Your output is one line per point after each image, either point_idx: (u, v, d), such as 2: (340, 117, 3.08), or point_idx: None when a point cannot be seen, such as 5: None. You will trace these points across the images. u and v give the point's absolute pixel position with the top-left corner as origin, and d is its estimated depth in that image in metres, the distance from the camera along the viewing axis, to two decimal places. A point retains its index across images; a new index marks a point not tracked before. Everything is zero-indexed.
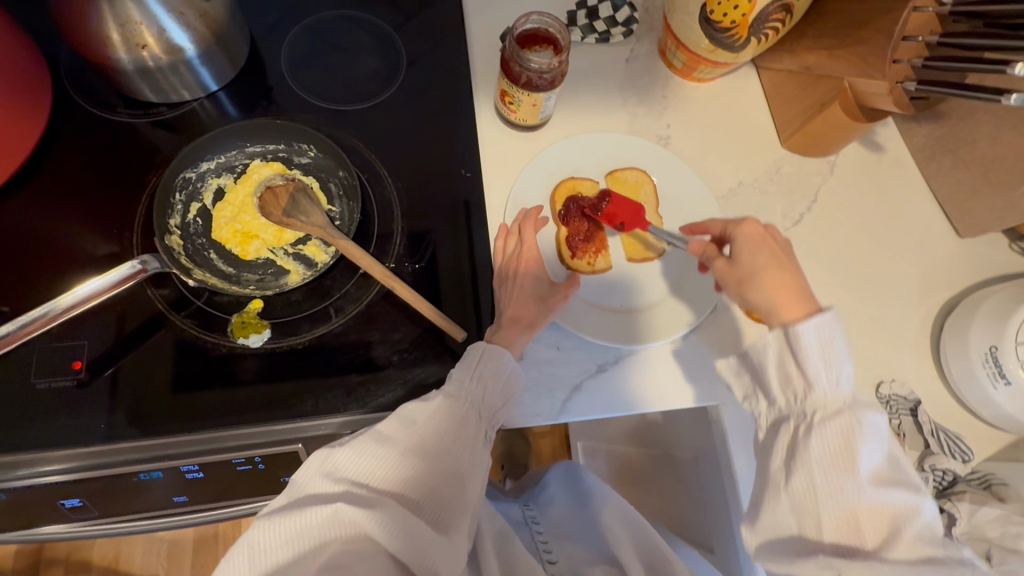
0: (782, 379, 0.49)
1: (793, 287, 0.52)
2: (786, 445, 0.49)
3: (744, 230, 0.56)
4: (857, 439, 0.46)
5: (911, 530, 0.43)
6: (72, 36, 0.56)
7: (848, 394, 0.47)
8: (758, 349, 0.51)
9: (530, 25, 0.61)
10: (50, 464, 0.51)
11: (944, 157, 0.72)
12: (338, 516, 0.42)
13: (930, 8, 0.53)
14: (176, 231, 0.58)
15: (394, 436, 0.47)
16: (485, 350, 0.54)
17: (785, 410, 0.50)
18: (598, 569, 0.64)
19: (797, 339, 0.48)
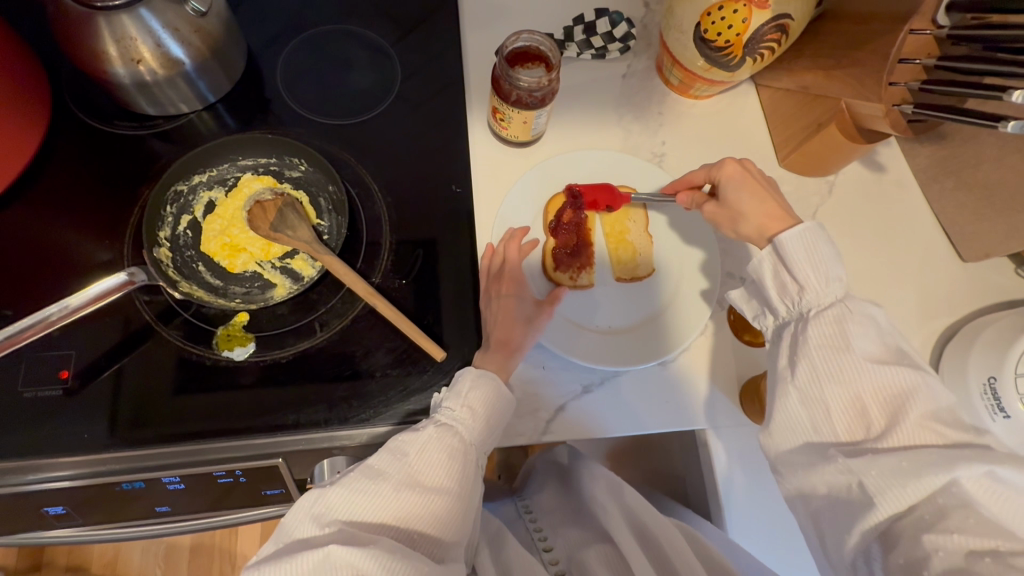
0: (779, 289, 0.51)
1: (777, 210, 0.55)
2: (789, 346, 0.50)
3: (726, 171, 0.58)
4: (851, 327, 0.47)
5: (916, 405, 0.43)
6: (70, 51, 0.57)
7: (838, 287, 0.48)
8: (754, 269, 0.53)
9: (521, 43, 0.62)
10: (36, 471, 0.52)
11: (946, 179, 0.70)
12: (330, 561, 0.40)
13: (927, 32, 0.52)
14: (166, 243, 0.59)
15: (385, 469, 0.46)
16: (476, 373, 0.53)
17: (786, 316, 0.51)
18: (593, 547, 0.58)
19: (784, 248, 0.50)
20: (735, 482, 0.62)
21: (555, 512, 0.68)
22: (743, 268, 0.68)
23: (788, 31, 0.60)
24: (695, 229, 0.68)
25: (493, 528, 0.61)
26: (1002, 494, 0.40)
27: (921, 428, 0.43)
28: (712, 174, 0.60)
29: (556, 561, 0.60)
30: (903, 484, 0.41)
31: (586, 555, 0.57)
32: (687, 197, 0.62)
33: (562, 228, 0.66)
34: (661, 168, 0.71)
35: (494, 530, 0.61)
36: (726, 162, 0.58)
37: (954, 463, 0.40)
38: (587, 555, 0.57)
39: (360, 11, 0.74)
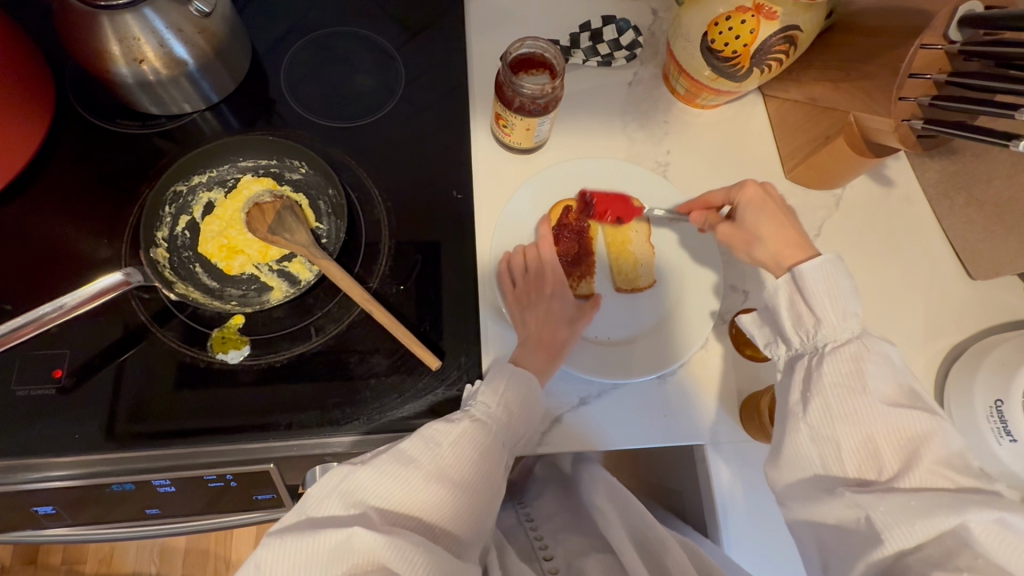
0: (794, 320, 0.50)
1: (793, 237, 0.54)
2: (802, 379, 0.49)
3: (745, 193, 0.57)
4: (868, 366, 0.46)
5: (930, 450, 0.43)
6: (74, 49, 0.56)
7: (857, 326, 0.48)
8: (769, 296, 0.52)
9: (525, 50, 0.61)
10: (26, 471, 0.51)
11: (956, 195, 0.69)
12: (353, 542, 0.39)
13: (938, 46, 0.51)
14: (163, 244, 0.59)
15: (417, 456, 0.46)
16: (516, 373, 0.54)
17: (800, 348, 0.50)
18: (594, 559, 0.57)
19: (803, 279, 0.49)
20: (736, 500, 0.60)
21: (557, 520, 0.67)
22: (745, 282, 0.67)
23: (797, 43, 0.59)
24: (698, 240, 0.67)
25: (492, 535, 0.60)
26: (1009, 541, 0.38)
27: (933, 474, 0.42)
28: (732, 195, 0.59)
29: (555, 569, 0.58)
30: (911, 523, 0.40)
31: (584, 563, 0.57)
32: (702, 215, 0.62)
33: (565, 236, 0.66)
34: (666, 178, 0.70)
35: (491, 536, 0.60)
36: (748, 184, 0.58)
37: (964, 508, 0.39)
38: (586, 563, 0.57)
39: (365, 14, 0.74)
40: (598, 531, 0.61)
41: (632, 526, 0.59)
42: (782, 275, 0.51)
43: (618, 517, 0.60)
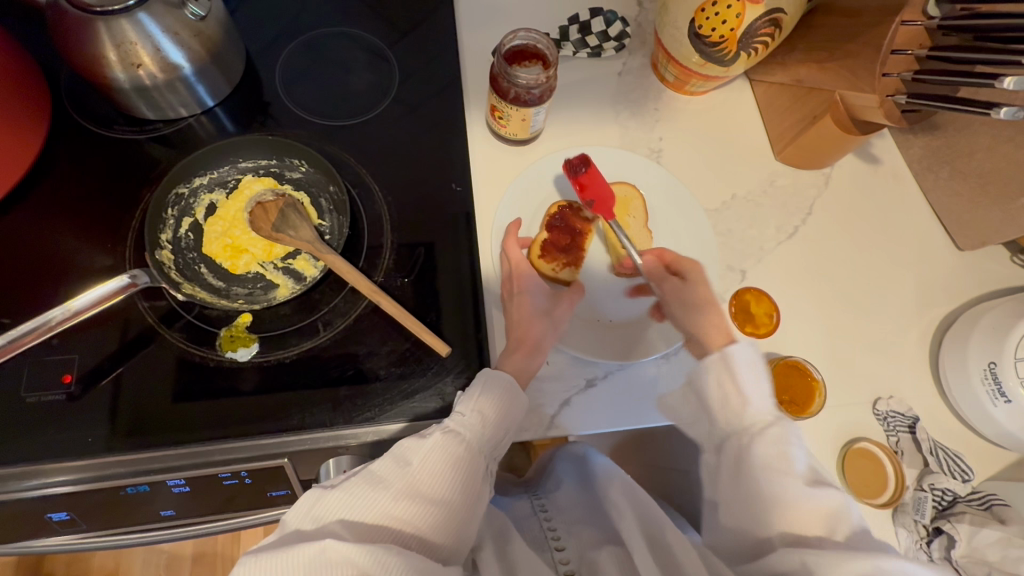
0: (718, 399, 0.55)
1: (722, 329, 0.59)
2: (732, 459, 0.53)
3: (691, 275, 0.63)
4: (789, 444, 0.51)
5: (843, 526, 0.46)
6: (70, 57, 0.57)
7: (769, 409, 0.54)
8: (698, 379, 0.57)
9: (518, 42, 0.62)
10: (36, 478, 0.51)
11: (941, 168, 0.71)
12: (325, 554, 0.39)
13: (918, 22, 0.53)
14: (168, 245, 0.59)
15: (388, 477, 0.46)
16: (487, 379, 0.53)
17: (726, 430, 0.55)
18: (604, 551, 0.56)
19: (731, 358, 0.55)
20: None
21: (569, 509, 0.66)
22: (741, 262, 0.69)
23: (781, 26, 0.61)
24: (695, 222, 0.68)
25: (501, 525, 0.59)
26: None
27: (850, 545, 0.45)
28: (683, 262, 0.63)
29: (567, 561, 0.58)
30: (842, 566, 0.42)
31: (596, 555, 0.56)
32: (651, 265, 0.63)
33: (559, 224, 0.67)
34: (660, 164, 0.72)
35: (499, 525, 0.59)
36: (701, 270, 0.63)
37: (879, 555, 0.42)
38: (597, 556, 0.56)
39: (356, 14, 0.75)
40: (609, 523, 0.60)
41: (642, 519, 0.57)
42: (715, 354, 0.56)
43: (631, 512, 0.58)
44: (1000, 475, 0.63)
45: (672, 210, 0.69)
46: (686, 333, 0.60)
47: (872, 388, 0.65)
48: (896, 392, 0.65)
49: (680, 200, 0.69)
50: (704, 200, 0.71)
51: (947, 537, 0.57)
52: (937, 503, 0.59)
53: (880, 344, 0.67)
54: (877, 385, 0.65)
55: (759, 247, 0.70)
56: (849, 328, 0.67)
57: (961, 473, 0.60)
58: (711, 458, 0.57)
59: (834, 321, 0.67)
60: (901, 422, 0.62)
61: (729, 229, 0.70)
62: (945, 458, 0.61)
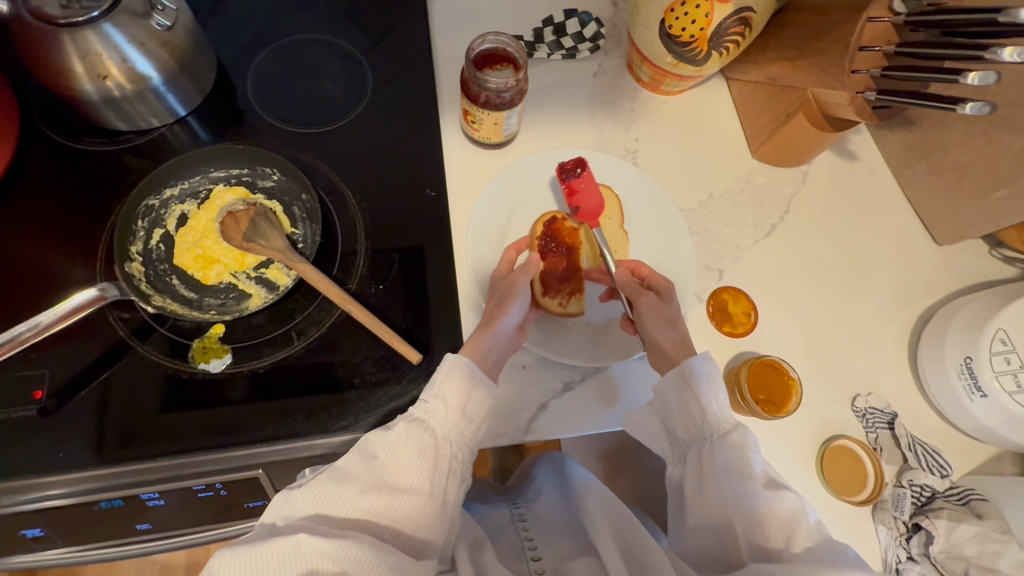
0: (678, 410, 0.53)
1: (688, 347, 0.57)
2: (696, 472, 0.52)
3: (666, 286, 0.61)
4: (749, 451, 0.50)
5: (801, 533, 0.46)
6: (36, 70, 0.56)
7: (727, 414, 0.52)
8: (659, 392, 0.55)
9: (487, 45, 0.62)
10: (7, 495, 0.51)
11: (917, 163, 0.71)
12: (299, 550, 0.39)
13: (885, 18, 0.54)
14: (138, 257, 0.59)
15: (353, 471, 0.46)
16: (448, 363, 0.52)
17: (689, 441, 0.53)
18: (580, 563, 0.56)
19: (690, 370, 0.53)
20: None
21: (547, 519, 0.65)
22: (719, 261, 0.68)
23: (751, 24, 0.61)
24: (671, 222, 0.68)
25: (476, 535, 0.58)
26: None
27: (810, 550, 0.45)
28: (653, 277, 0.62)
29: (542, 570, 0.57)
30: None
31: (572, 565, 0.56)
32: (625, 278, 0.62)
33: (547, 247, 0.65)
34: (635, 165, 0.71)
35: (473, 536, 0.58)
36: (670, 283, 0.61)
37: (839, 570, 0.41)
38: (573, 566, 0.56)
39: (330, 20, 0.75)
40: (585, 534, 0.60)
41: (618, 530, 0.57)
42: (675, 368, 0.54)
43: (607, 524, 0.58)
44: (978, 469, 0.63)
45: (649, 211, 0.68)
46: (656, 346, 0.58)
47: (850, 385, 0.64)
48: (874, 388, 0.65)
49: (657, 201, 0.69)
50: (681, 200, 0.71)
51: (925, 533, 0.58)
52: (916, 499, 0.59)
53: (858, 341, 0.67)
54: (855, 382, 0.65)
55: (736, 246, 0.70)
56: (827, 325, 0.67)
57: (939, 469, 0.61)
58: (674, 472, 0.55)
59: (812, 319, 0.67)
60: (879, 419, 0.63)
61: (706, 229, 0.70)
62: (923, 453, 0.61)
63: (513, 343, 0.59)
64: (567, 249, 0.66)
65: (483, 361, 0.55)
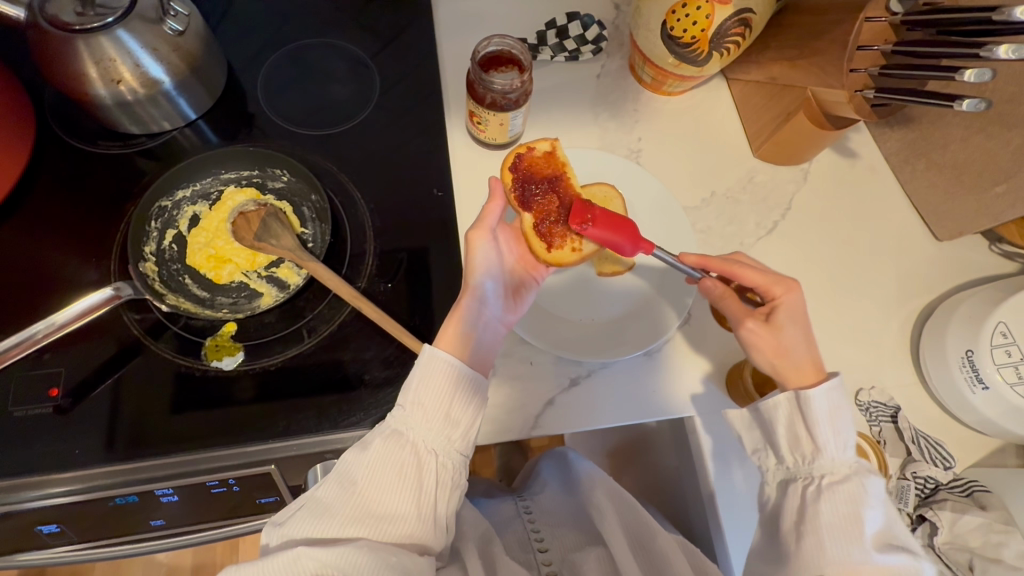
0: (790, 441, 0.51)
1: (810, 366, 0.52)
2: (795, 505, 0.50)
3: (786, 299, 0.54)
4: (864, 504, 0.47)
5: None
6: (52, 75, 0.58)
7: (852, 458, 0.49)
8: (767, 411, 0.51)
9: (493, 48, 0.63)
10: (25, 491, 0.52)
11: (917, 160, 0.72)
12: (299, 563, 0.41)
13: (881, 18, 0.55)
14: (151, 258, 0.60)
15: (333, 502, 0.45)
16: (424, 365, 0.49)
17: (794, 469, 0.51)
18: (590, 553, 0.58)
19: (809, 403, 0.49)
20: (734, 483, 0.61)
21: (554, 511, 0.66)
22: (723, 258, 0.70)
23: (751, 25, 0.62)
24: (676, 219, 0.69)
25: (484, 528, 0.59)
26: None
27: None
28: (774, 289, 0.55)
29: (550, 562, 0.58)
30: None
31: (580, 557, 0.57)
32: (721, 288, 0.57)
33: (533, 190, 0.66)
34: (639, 164, 0.72)
35: (482, 530, 0.58)
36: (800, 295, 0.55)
37: None
38: (582, 558, 0.57)
39: (337, 25, 0.76)
40: (593, 526, 0.61)
41: (626, 522, 0.60)
42: (787, 392, 0.50)
43: (614, 516, 0.60)
44: (981, 461, 0.63)
45: (653, 209, 0.69)
46: (769, 369, 0.54)
47: (854, 380, 0.65)
48: (877, 382, 0.66)
49: (660, 199, 0.70)
50: (684, 199, 0.72)
51: (930, 524, 0.58)
52: (920, 490, 0.60)
53: (860, 336, 0.67)
54: (859, 377, 0.65)
55: (739, 243, 0.71)
56: (830, 321, 0.68)
57: (942, 460, 0.61)
58: (767, 493, 0.53)
59: (815, 315, 0.68)
60: (882, 411, 0.63)
61: (709, 226, 0.71)
62: (926, 446, 0.62)
63: (495, 317, 0.57)
64: (552, 182, 0.66)
65: (463, 349, 0.52)
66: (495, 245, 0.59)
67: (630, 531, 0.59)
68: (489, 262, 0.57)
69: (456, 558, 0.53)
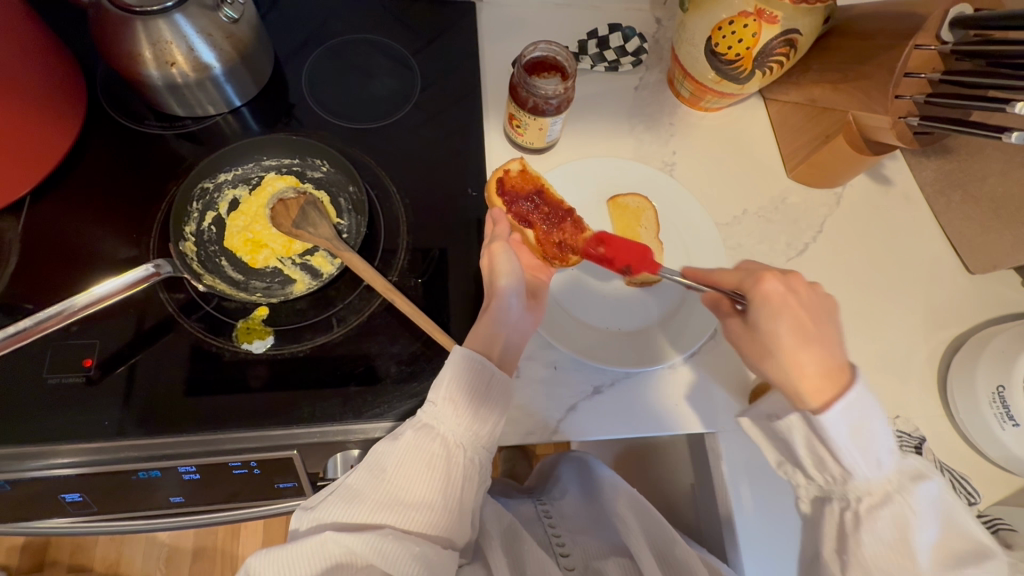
0: (816, 461, 0.48)
1: (822, 369, 0.48)
2: (835, 528, 0.48)
3: (761, 289, 0.51)
4: (910, 523, 0.44)
5: None
6: (108, 54, 0.59)
7: (892, 471, 0.45)
8: (781, 433, 0.50)
9: (538, 53, 0.64)
10: (52, 458, 0.52)
11: (954, 192, 0.72)
12: (326, 547, 0.42)
13: (932, 47, 0.55)
14: (191, 238, 0.61)
15: (362, 489, 0.45)
16: (457, 362, 0.48)
17: (826, 488, 0.48)
18: (612, 562, 0.58)
19: (823, 429, 0.46)
20: (744, 503, 0.60)
21: (574, 518, 0.66)
22: None
23: (796, 46, 0.63)
24: (707, 236, 0.69)
25: (509, 522, 0.59)
26: None
27: None
28: (744, 283, 0.53)
29: (572, 567, 0.58)
30: None
31: (603, 564, 0.57)
32: (714, 296, 0.58)
33: (530, 205, 0.66)
34: (672, 177, 0.73)
35: (507, 525, 0.59)
36: (793, 281, 0.52)
37: None
38: (604, 564, 0.57)
39: (382, 22, 0.78)
40: (615, 535, 0.62)
41: (649, 535, 0.60)
42: (795, 413, 0.48)
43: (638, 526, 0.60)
44: (1006, 501, 0.62)
45: (684, 223, 0.69)
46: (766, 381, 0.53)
47: None
48: (902, 412, 0.65)
49: (691, 213, 0.70)
50: (716, 215, 0.72)
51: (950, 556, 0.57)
52: None
53: (886, 363, 0.67)
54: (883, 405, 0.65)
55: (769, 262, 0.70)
56: (857, 346, 0.67)
57: (968, 496, 0.60)
58: (806, 510, 0.51)
59: None
60: (908, 442, 0.61)
61: (740, 243, 0.71)
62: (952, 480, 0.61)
63: (524, 321, 0.56)
64: (536, 196, 0.67)
65: (491, 345, 0.52)
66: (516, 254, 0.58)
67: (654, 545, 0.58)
68: (512, 268, 0.56)
69: (479, 556, 0.53)
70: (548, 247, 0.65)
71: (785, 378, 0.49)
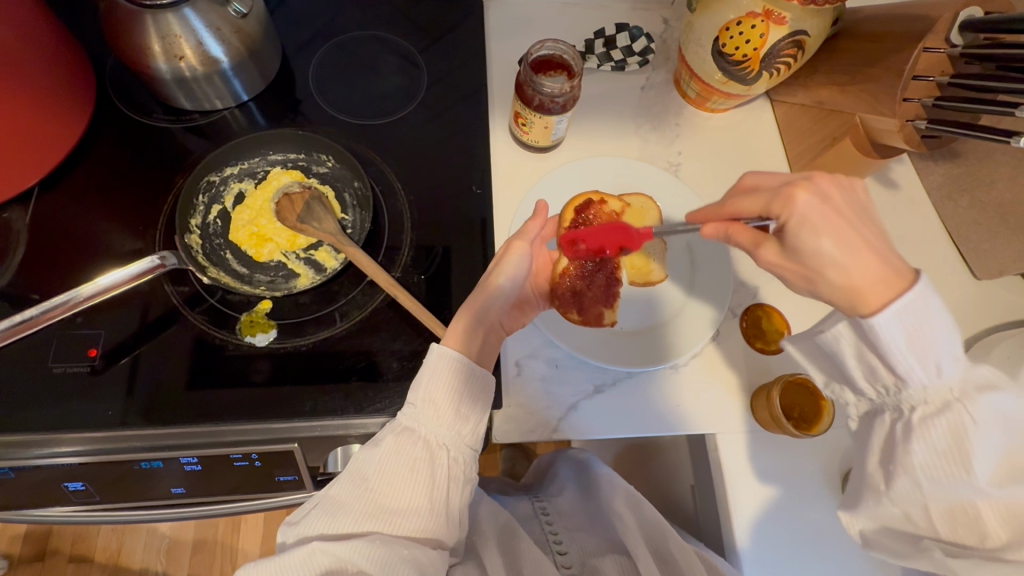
0: (867, 372, 0.47)
1: (885, 274, 0.44)
2: (883, 439, 0.47)
3: (794, 209, 0.46)
4: (971, 434, 0.42)
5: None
6: (118, 47, 0.60)
7: (955, 378, 0.44)
8: (830, 344, 0.48)
9: (545, 51, 0.65)
10: (57, 447, 0.53)
11: (961, 197, 0.71)
12: (314, 558, 0.42)
13: (941, 50, 0.54)
14: (196, 231, 0.62)
15: (347, 498, 0.46)
16: (433, 362, 0.49)
17: (879, 402, 0.48)
18: (609, 558, 0.58)
19: (874, 332, 0.44)
20: (745, 505, 0.60)
21: (571, 515, 0.66)
22: (755, 277, 0.70)
23: (804, 47, 0.62)
24: (711, 237, 0.68)
25: (505, 520, 0.59)
26: None
27: None
28: (774, 207, 0.48)
29: (569, 565, 0.59)
30: None
31: (600, 563, 0.58)
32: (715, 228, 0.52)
33: None
34: (677, 178, 0.73)
35: (503, 523, 0.59)
36: (792, 190, 0.46)
37: None
38: (601, 563, 0.58)
39: (390, 19, 0.78)
40: (612, 531, 0.62)
41: (646, 533, 0.59)
42: (846, 321, 0.47)
43: (635, 522, 0.60)
44: None
45: (688, 224, 0.69)
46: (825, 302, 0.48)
47: None
48: None
49: (696, 214, 0.70)
50: None
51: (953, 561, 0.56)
52: None
53: None
54: None
55: None
56: None
57: None
58: (852, 426, 0.51)
59: None
60: None
61: None
62: None
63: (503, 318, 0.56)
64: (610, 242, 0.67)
65: (471, 342, 0.52)
66: (530, 258, 0.56)
67: (650, 542, 0.59)
68: (519, 270, 0.54)
69: (472, 556, 0.54)
70: (563, 282, 0.62)
71: (840, 296, 0.46)
